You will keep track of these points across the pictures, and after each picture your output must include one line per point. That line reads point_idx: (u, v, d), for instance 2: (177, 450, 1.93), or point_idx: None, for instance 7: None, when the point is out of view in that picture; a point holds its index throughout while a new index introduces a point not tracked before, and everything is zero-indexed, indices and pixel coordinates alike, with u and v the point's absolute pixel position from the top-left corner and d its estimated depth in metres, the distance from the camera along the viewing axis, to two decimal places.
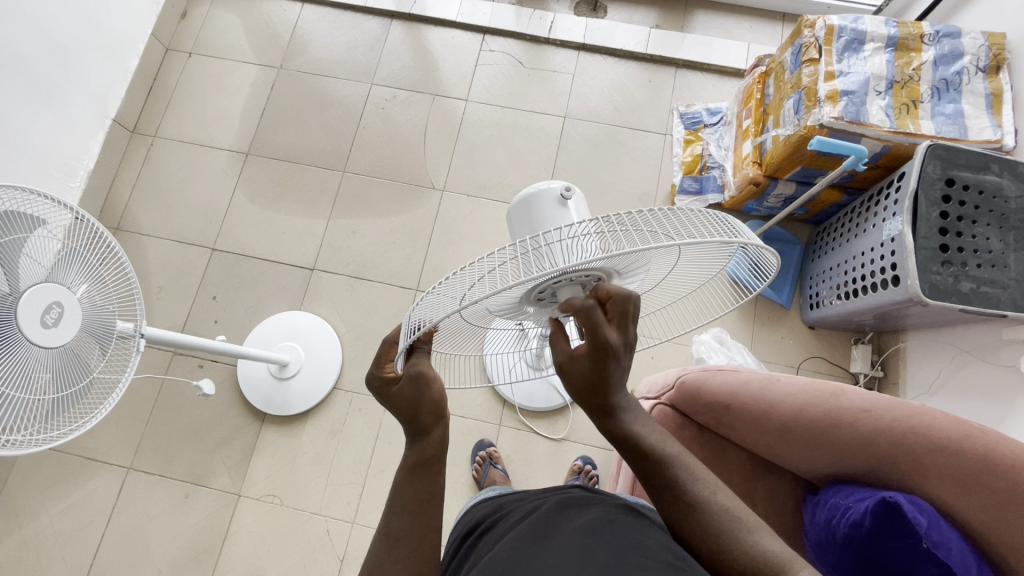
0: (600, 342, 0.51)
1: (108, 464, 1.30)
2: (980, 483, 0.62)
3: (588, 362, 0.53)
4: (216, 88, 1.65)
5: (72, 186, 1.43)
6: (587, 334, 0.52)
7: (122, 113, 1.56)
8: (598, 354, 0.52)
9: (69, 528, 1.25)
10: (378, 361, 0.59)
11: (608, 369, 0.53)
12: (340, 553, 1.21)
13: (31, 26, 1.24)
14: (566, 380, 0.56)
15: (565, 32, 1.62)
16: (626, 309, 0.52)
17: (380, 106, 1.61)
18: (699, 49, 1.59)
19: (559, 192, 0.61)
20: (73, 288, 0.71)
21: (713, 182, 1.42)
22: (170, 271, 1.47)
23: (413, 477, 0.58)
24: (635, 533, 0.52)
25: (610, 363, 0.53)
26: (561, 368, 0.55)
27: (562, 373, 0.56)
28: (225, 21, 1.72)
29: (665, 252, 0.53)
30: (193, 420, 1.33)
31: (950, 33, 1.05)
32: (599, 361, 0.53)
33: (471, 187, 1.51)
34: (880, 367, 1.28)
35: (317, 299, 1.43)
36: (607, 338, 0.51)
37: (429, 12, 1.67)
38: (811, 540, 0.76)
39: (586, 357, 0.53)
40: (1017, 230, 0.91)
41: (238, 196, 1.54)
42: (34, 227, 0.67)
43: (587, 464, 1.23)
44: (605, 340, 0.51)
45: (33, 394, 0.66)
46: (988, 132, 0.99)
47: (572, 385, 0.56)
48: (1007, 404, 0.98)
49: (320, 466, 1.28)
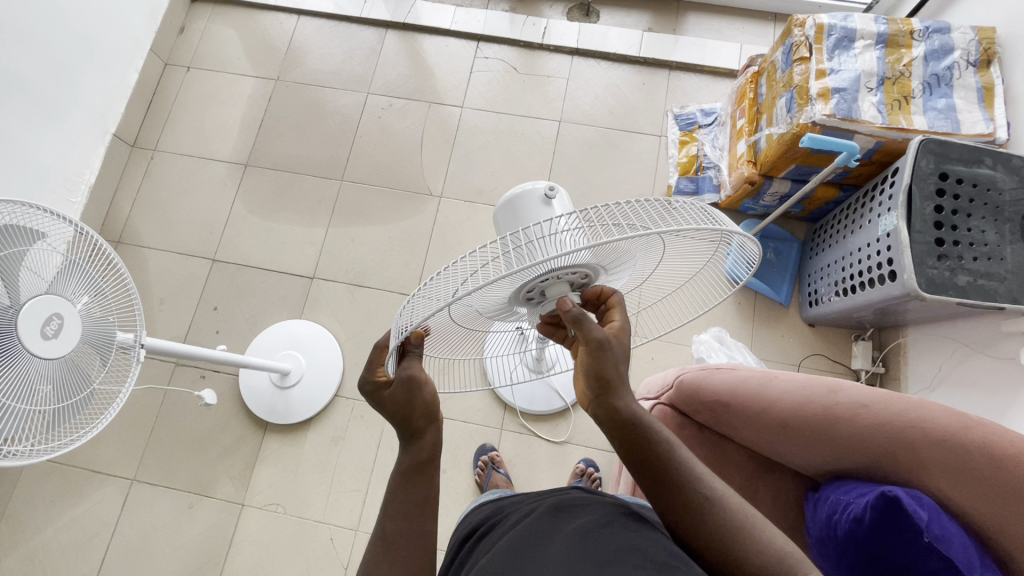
0: (627, 322, 0.61)
1: (112, 476, 1.30)
2: (980, 474, 0.62)
3: (621, 338, 0.59)
4: (214, 101, 1.67)
5: (74, 201, 1.45)
6: (619, 314, 0.61)
7: (121, 127, 1.58)
8: (626, 332, 0.61)
9: (74, 540, 1.26)
10: (369, 366, 0.59)
11: (628, 349, 0.61)
12: (343, 560, 1.21)
13: (32, 44, 1.26)
14: (596, 360, 0.57)
15: (558, 37, 1.64)
16: None
17: (377, 115, 1.62)
18: (692, 51, 1.60)
19: (543, 192, 0.61)
20: (74, 299, 0.72)
21: (709, 181, 1.42)
22: (171, 283, 1.48)
23: (409, 481, 0.59)
24: (631, 533, 0.53)
25: (628, 345, 0.61)
26: (601, 342, 0.57)
27: (595, 352, 0.57)
28: (223, 35, 1.74)
29: (650, 246, 0.54)
30: (196, 430, 1.34)
31: (940, 28, 1.06)
32: (627, 339, 0.61)
33: (468, 193, 1.52)
34: (881, 363, 1.28)
35: (317, 308, 1.43)
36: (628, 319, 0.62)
37: (424, 21, 1.68)
38: (813, 538, 0.76)
39: (619, 334, 0.59)
40: (1012, 223, 0.91)
41: (237, 207, 1.55)
42: (36, 240, 0.68)
43: (590, 466, 1.22)
44: (628, 321, 0.62)
45: (35, 405, 0.67)
46: (980, 126, 1.00)
47: (598, 366, 0.57)
48: (1008, 397, 0.98)
49: (323, 475, 1.28)
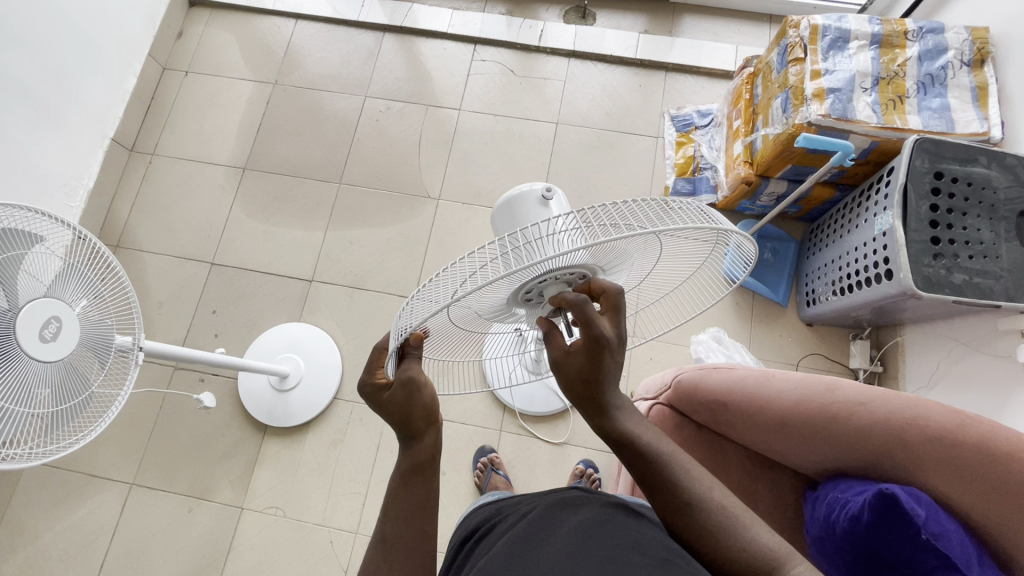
0: (596, 335, 0.53)
1: (111, 481, 1.30)
2: (976, 471, 0.62)
3: (585, 356, 0.54)
4: (213, 105, 1.67)
5: (72, 206, 1.45)
6: (584, 327, 0.54)
7: (120, 132, 1.58)
8: (593, 347, 0.54)
9: (72, 545, 1.25)
10: (368, 368, 0.59)
11: (603, 362, 0.54)
12: (343, 563, 1.21)
13: (31, 50, 1.27)
14: (563, 376, 0.57)
15: (555, 39, 1.65)
16: (616, 303, 0.55)
17: (374, 118, 1.63)
18: (688, 53, 1.61)
19: (541, 193, 0.62)
20: (72, 303, 0.72)
21: (706, 182, 1.42)
22: (170, 287, 1.48)
23: (408, 482, 0.59)
24: (630, 531, 0.53)
25: (605, 356, 0.54)
26: (558, 364, 0.56)
27: (558, 371, 0.57)
28: (221, 39, 1.74)
29: (647, 247, 0.55)
30: (194, 434, 1.33)
31: (933, 28, 1.06)
32: (594, 354, 0.54)
33: (466, 196, 1.52)
34: (879, 362, 1.28)
35: (316, 311, 1.44)
36: (602, 330, 0.53)
37: (421, 24, 1.69)
38: (812, 537, 0.76)
39: (582, 352, 0.54)
40: (1007, 221, 0.91)
41: (236, 211, 1.55)
42: (33, 244, 0.68)
43: (589, 467, 1.22)
44: (600, 333, 0.53)
45: (33, 409, 0.67)
46: (975, 125, 1.00)
47: (570, 382, 0.57)
48: (1005, 395, 0.98)
49: (322, 478, 1.28)
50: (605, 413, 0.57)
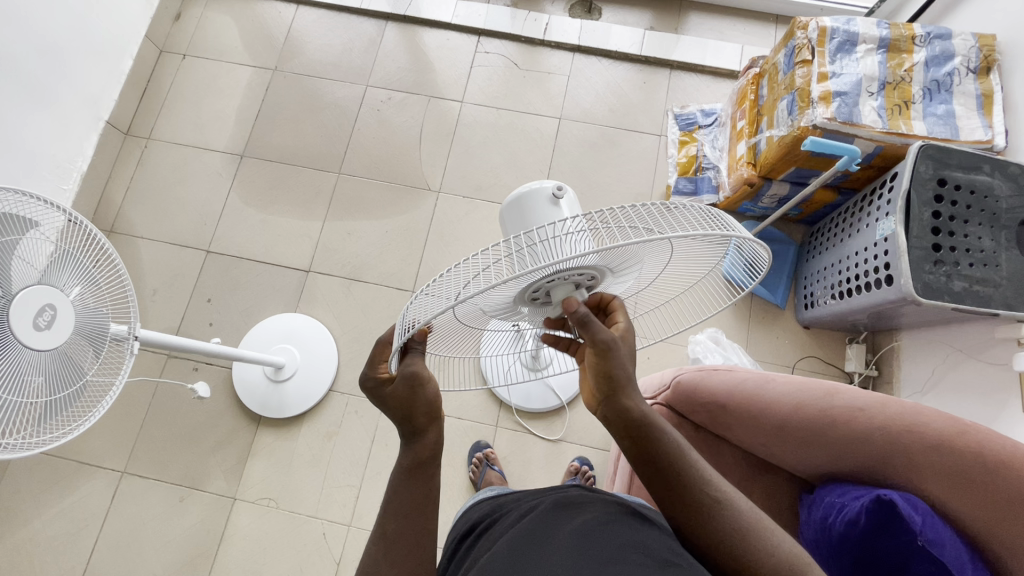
0: (628, 326, 0.61)
1: (102, 468, 1.29)
2: (973, 480, 0.62)
3: (624, 341, 0.59)
4: (210, 90, 1.65)
5: (65, 188, 1.42)
6: (620, 317, 0.61)
7: (115, 115, 1.55)
8: (628, 334, 0.60)
9: (62, 532, 1.24)
10: (371, 362, 0.60)
11: (633, 349, 0.60)
12: (336, 556, 1.20)
13: (25, 29, 1.24)
14: (602, 359, 0.56)
15: (560, 33, 1.63)
16: (624, 309, 0.62)
17: (375, 107, 1.61)
18: (693, 50, 1.60)
19: (552, 191, 0.61)
20: (66, 290, 0.71)
21: (707, 182, 1.41)
22: (164, 274, 1.46)
23: (410, 479, 0.58)
24: (633, 531, 0.53)
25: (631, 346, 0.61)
26: (608, 344, 0.55)
27: (602, 354, 0.55)
28: (220, 23, 1.71)
29: (657, 249, 0.54)
30: (188, 422, 1.32)
31: (941, 34, 1.06)
32: (628, 343, 0.60)
33: (467, 189, 1.51)
34: (874, 366, 1.29)
35: (313, 302, 1.42)
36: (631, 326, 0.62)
37: (425, 14, 1.67)
38: (806, 538, 0.76)
39: (626, 335, 0.60)
40: (1008, 230, 0.92)
41: (233, 198, 1.53)
42: (27, 229, 0.67)
43: (584, 464, 1.23)
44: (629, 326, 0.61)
45: (26, 397, 0.66)
46: (979, 133, 1.01)
47: (608, 369, 0.56)
48: (1000, 402, 0.99)
49: (316, 470, 1.27)
50: (618, 395, 0.56)
